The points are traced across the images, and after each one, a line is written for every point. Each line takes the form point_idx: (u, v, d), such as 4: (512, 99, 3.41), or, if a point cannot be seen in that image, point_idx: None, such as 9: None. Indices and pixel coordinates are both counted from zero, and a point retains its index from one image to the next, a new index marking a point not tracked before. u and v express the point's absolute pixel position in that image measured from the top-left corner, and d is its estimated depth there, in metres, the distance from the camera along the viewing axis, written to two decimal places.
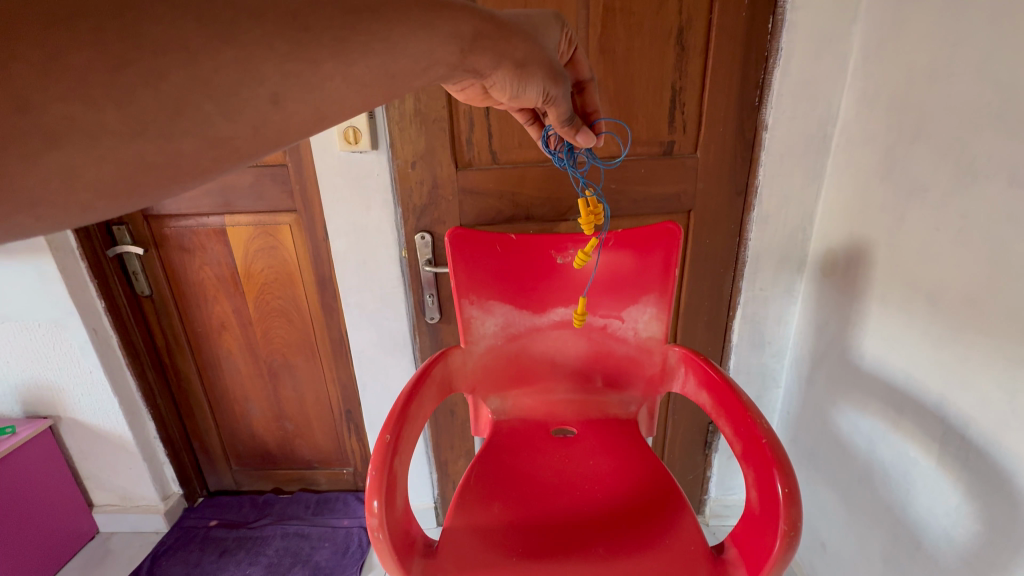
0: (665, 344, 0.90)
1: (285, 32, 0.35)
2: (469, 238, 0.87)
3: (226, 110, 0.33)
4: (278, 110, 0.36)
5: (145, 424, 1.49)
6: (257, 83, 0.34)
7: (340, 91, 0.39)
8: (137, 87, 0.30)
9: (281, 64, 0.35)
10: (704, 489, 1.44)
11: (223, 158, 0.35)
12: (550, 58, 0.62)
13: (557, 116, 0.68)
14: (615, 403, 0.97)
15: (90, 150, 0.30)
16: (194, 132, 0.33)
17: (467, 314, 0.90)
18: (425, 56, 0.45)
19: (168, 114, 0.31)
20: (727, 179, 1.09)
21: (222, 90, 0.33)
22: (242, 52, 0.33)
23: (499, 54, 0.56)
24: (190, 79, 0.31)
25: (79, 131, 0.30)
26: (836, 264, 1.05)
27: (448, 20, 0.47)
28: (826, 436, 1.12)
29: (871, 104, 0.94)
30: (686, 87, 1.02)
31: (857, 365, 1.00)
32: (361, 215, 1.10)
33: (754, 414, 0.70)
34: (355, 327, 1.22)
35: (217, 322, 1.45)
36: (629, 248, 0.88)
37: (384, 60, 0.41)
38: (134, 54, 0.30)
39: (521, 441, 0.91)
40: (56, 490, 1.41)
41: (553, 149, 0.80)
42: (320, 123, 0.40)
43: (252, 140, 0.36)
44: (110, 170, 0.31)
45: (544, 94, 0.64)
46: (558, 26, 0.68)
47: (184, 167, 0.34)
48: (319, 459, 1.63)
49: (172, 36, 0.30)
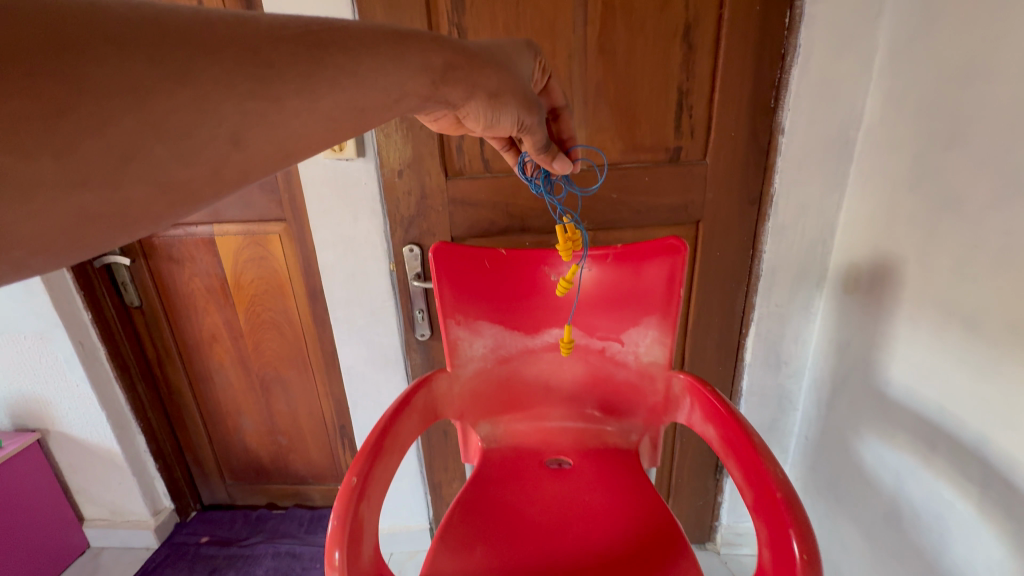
0: (668, 370, 0.82)
1: (246, 69, 0.37)
2: (455, 252, 0.80)
3: (182, 154, 0.34)
4: (238, 150, 0.37)
5: (134, 438, 1.45)
6: (217, 124, 0.36)
7: (306, 125, 0.41)
8: (82, 134, 0.30)
9: (240, 105, 0.37)
10: (715, 515, 1.35)
11: (176, 203, 0.35)
12: (523, 87, 0.61)
13: (532, 145, 0.66)
14: (614, 432, 0.89)
15: (28, 205, 0.29)
16: (145, 179, 0.33)
17: (454, 336, 0.84)
18: (396, 89, 0.47)
19: (116, 159, 0.32)
20: (740, 188, 1.01)
21: (176, 132, 0.34)
22: (198, 92, 0.34)
23: (472, 85, 0.55)
24: (141, 123, 0.32)
25: (18, 185, 0.29)
26: (860, 281, 0.97)
27: (417, 51, 0.48)
28: (846, 466, 1.03)
29: (900, 106, 0.85)
30: (692, 90, 0.94)
31: (883, 392, 0.91)
32: (348, 225, 1.04)
33: (768, 462, 0.62)
34: (344, 343, 1.16)
35: (208, 333, 1.41)
36: (630, 265, 0.80)
37: (352, 94, 0.43)
38: (79, 100, 0.30)
39: (512, 472, 0.84)
40: (45, 505, 1.38)
41: (529, 176, 0.76)
42: (285, 160, 0.41)
43: (212, 184, 0.37)
44: (51, 226, 0.31)
45: (519, 124, 0.62)
46: (529, 54, 0.66)
47: (134, 216, 0.33)
48: (314, 474, 1.58)
49: (123, 80, 0.31)
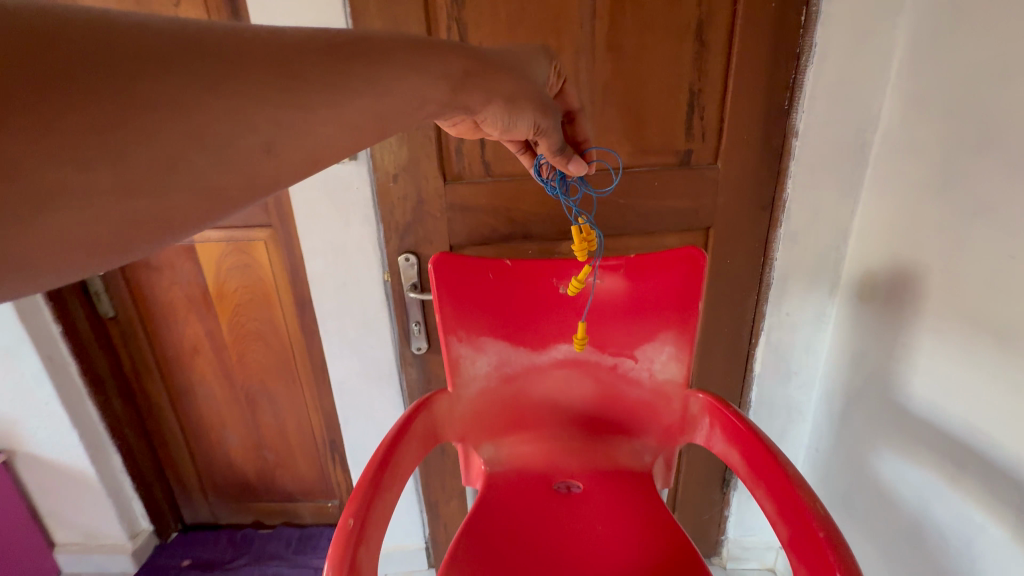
0: (685, 389, 0.77)
1: (277, 82, 0.36)
2: (456, 264, 0.75)
3: (219, 162, 0.34)
4: (272, 158, 0.37)
5: (110, 457, 1.37)
6: (252, 133, 0.35)
7: (334, 135, 0.40)
8: (131, 146, 0.30)
9: (274, 115, 0.36)
10: (722, 529, 1.31)
11: (217, 208, 0.35)
12: (538, 92, 0.60)
13: (547, 148, 0.65)
14: (626, 453, 0.83)
15: (83, 213, 0.29)
16: (188, 186, 0.33)
17: (455, 353, 0.78)
18: (417, 95, 0.46)
19: (161, 169, 0.31)
20: (752, 192, 0.96)
21: (213, 143, 0.33)
22: (234, 103, 0.34)
23: (489, 91, 0.55)
24: (184, 135, 0.32)
25: (71, 194, 0.29)
26: (877, 290, 0.93)
27: (436, 59, 0.48)
28: (862, 481, 0.99)
29: (923, 108, 0.82)
30: (705, 89, 0.89)
31: (903, 406, 0.87)
32: (339, 232, 0.98)
33: (809, 499, 0.58)
34: (336, 356, 1.09)
35: (189, 345, 1.33)
36: (646, 277, 0.75)
37: (375, 100, 0.42)
38: (127, 113, 0.30)
39: (519, 498, 0.78)
40: (11, 531, 1.29)
41: (544, 177, 0.74)
42: (314, 167, 0.40)
43: (246, 192, 0.36)
44: (103, 231, 0.30)
45: (536, 128, 0.61)
46: (544, 59, 0.65)
47: (178, 221, 0.33)
48: (303, 491, 1.51)
49: (167, 94, 0.31)
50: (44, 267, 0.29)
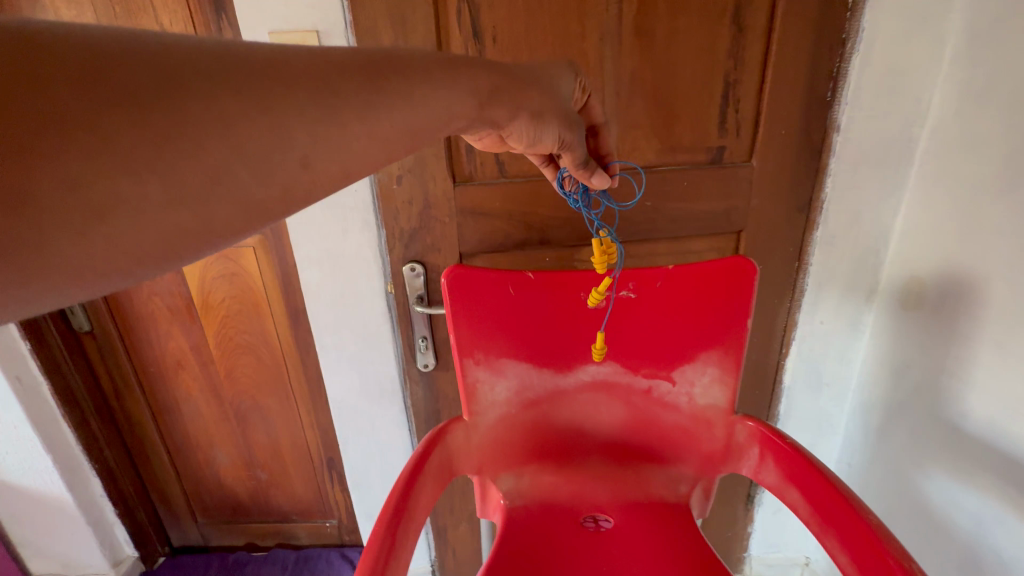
0: (729, 416, 0.71)
1: (317, 99, 0.35)
2: (473, 278, 0.66)
3: (259, 175, 0.33)
4: (307, 172, 0.35)
5: (89, 482, 1.27)
6: (289, 148, 0.34)
7: (366, 150, 0.38)
8: (180, 160, 0.30)
9: (310, 129, 0.35)
10: (745, 546, 1.25)
11: (255, 221, 0.34)
12: (564, 106, 0.56)
13: (571, 161, 0.59)
14: (659, 482, 0.75)
15: (133, 222, 0.29)
16: (229, 198, 0.32)
17: (472, 378, 0.70)
18: (446, 111, 0.44)
19: (206, 182, 0.31)
20: (788, 193, 0.89)
21: (255, 156, 0.32)
22: (274, 119, 0.33)
23: (515, 106, 0.51)
24: (227, 149, 0.31)
25: (124, 205, 0.29)
26: (924, 298, 0.85)
27: (465, 74, 0.46)
28: (905, 502, 0.93)
29: (981, 102, 0.74)
30: (741, 79, 0.81)
31: (957, 426, 0.81)
32: (337, 239, 0.88)
33: (899, 555, 0.50)
34: (334, 373, 0.99)
35: (173, 360, 1.23)
36: (687, 294, 0.68)
37: (408, 119, 0.41)
38: (179, 129, 0.29)
39: (544, 536, 0.69)
40: None
41: (565, 190, 0.68)
42: (344, 181, 0.38)
43: (282, 202, 0.35)
44: (151, 240, 0.30)
45: (560, 142, 0.56)
46: (570, 72, 0.60)
47: (218, 229, 0.32)
48: (298, 511, 1.42)
49: (214, 111, 0.31)
50: (92, 273, 0.29)
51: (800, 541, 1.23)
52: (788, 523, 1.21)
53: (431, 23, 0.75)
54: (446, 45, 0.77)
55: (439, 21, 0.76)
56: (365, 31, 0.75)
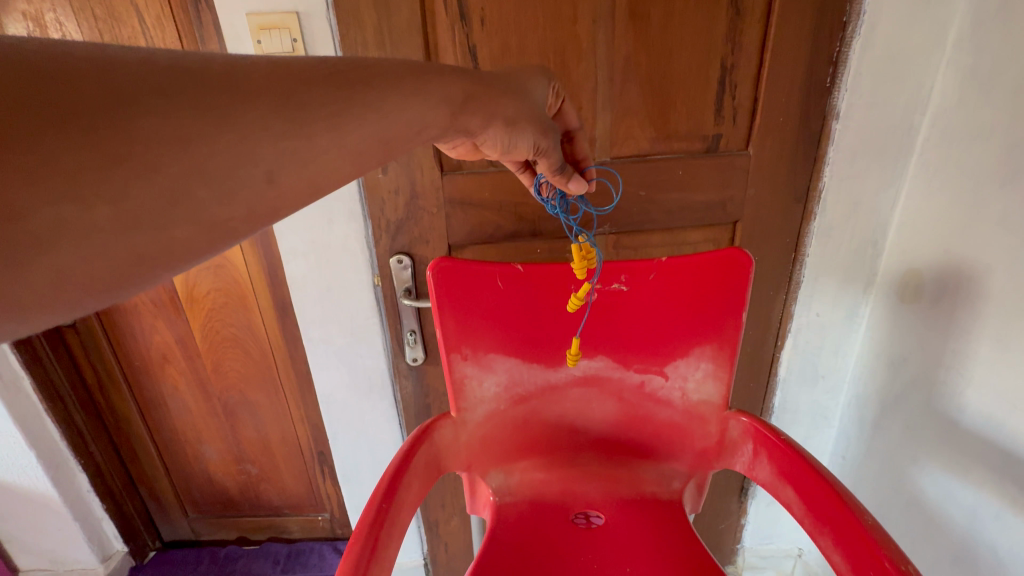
0: (722, 411, 0.69)
1: (280, 111, 0.34)
2: (460, 271, 0.64)
3: (221, 194, 0.32)
4: (273, 188, 0.35)
5: (75, 477, 1.25)
6: (253, 164, 0.33)
7: (336, 161, 0.38)
8: (132, 182, 0.29)
9: (276, 144, 0.34)
10: (738, 538, 1.25)
11: (220, 241, 0.33)
12: (538, 110, 0.54)
13: (547, 167, 0.57)
14: (651, 478, 0.74)
15: (82, 248, 0.28)
16: (190, 220, 0.31)
17: (459, 373, 0.68)
18: (417, 121, 0.43)
19: (163, 204, 0.30)
20: (785, 182, 0.86)
21: (217, 174, 0.32)
22: (238, 137, 0.32)
23: (488, 114, 0.50)
24: (186, 170, 0.30)
25: (70, 231, 0.27)
26: (922, 290, 0.84)
27: (437, 84, 0.45)
28: (900, 495, 0.92)
29: (985, 88, 0.72)
30: (738, 64, 0.78)
31: (954, 420, 0.79)
32: (322, 229, 0.85)
33: (896, 558, 0.49)
34: (322, 367, 0.97)
35: (158, 354, 1.21)
36: (681, 286, 0.66)
37: (379, 129, 0.40)
38: (131, 149, 0.28)
39: (533, 534, 0.67)
40: None
41: (543, 197, 0.66)
42: (315, 196, 0.38)
43: (247, 221, 0.34)
44: (101, 266, 0.28)
45: (535, 148, 0.54)
46: (543, 77, 0.58)
47: (179, 254, 0.31)
48: (290, 505, 1.41)
49: (170, 130, 0.30)
50: (35, 306, 0.27)
51: (793, 532, 1.23)
52: (781, 514, 1.21)
53: (416, 6, 0.72)
54: (432, 29, 0.74)
55: (424, 4, 0.73)
56: (347, 14, 0.72)
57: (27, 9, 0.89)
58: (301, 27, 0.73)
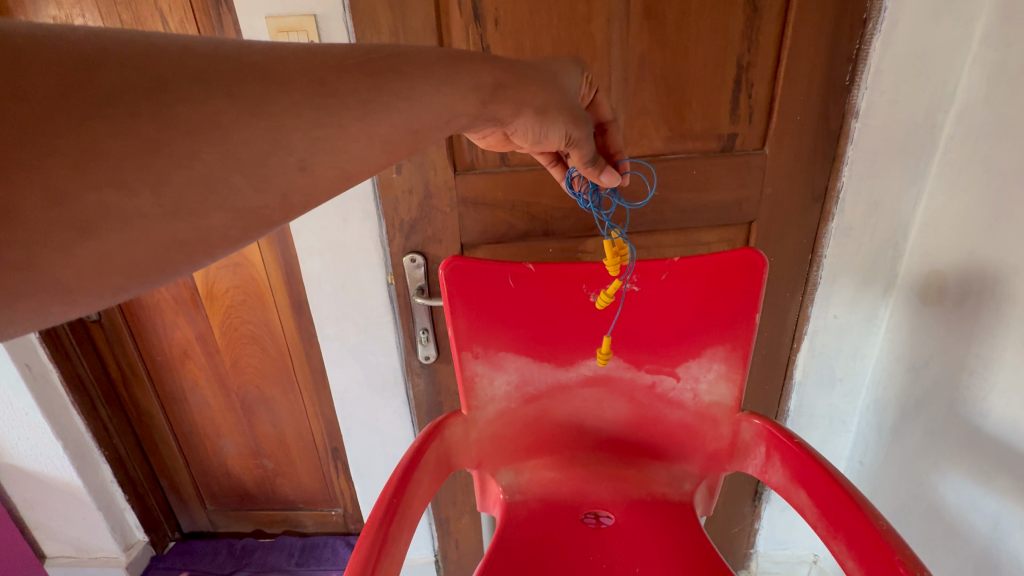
0: (735, 413, 0.68)
1: (313, 99, 0.35)
2: (472, 269, 0.64)
3: (256, 181, 0.33)
4: (305, 175, 0.35)
5: (99, 468, 1.29)
6: (286, 151, 0.34)
7: (366, 150, 0.38)
8: (171, 168, 0.30)
9: (308, 132, 0.35)
10: (751, 543, 1.23)
11: (252, 227, 0.34)
12: (569, 100, 0.54)
13: (578, 160, 0.57)
14: (662, 479, 0.74)
15: (124, 235, 0.29)
16: (224, 206, 0.32)
17: (470, 371, 0.68)
18: (447, 109, 0.43)
19: (201, 190, 0.31)
20: (805, 180, 0.85)
21: (251, 162, 0.33)
22: (273, 123, 0.33)
23: (519, 101, 0.50)
24: (222, 156, 0.31)
25: (112, 217, 0.29)
26: (944, 293, 0.82)
27: (468, 71, 0.45)
28: (919, 503, 0.90)
29: (1014, 82, 0.70)
30: (755, 62, 0.77)
31: (977, 426, 0.78)
32: (338, 228, 0.87)
33: (912, 564, 0.48)
34: (336, 364, 0.98)
35: (178, 349, 1.24)
36: (695, 287, 0.66)
37: (408, 117, 0.40)
38: (170, 135, 0.29)
39: (543, 533, 0.67)
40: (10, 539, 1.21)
41: (576, 191, 0.65)
42: (344, 185, 0.38)
43: (280, 209, 0.35)
44: (143, 253, 0.30)
45: (566, 139, 0.54)
46: (576, 69, 0.58)
47: (213, 240, 0.33)
48: (305, 499, 1.43)
49: (207, 116, 0.31)
50: (81, 289, 0.29)
51: (809, 539, 1.21)
52: (796, 520, 1.19)
53: (431, 8, 0.72)
54: (446, 30, 0.75)
55: (438, 4, 0.73)
56: (363, 15, 0.73)
57: (58, 14, 0.91)
58: (318, 29, 0.74)
